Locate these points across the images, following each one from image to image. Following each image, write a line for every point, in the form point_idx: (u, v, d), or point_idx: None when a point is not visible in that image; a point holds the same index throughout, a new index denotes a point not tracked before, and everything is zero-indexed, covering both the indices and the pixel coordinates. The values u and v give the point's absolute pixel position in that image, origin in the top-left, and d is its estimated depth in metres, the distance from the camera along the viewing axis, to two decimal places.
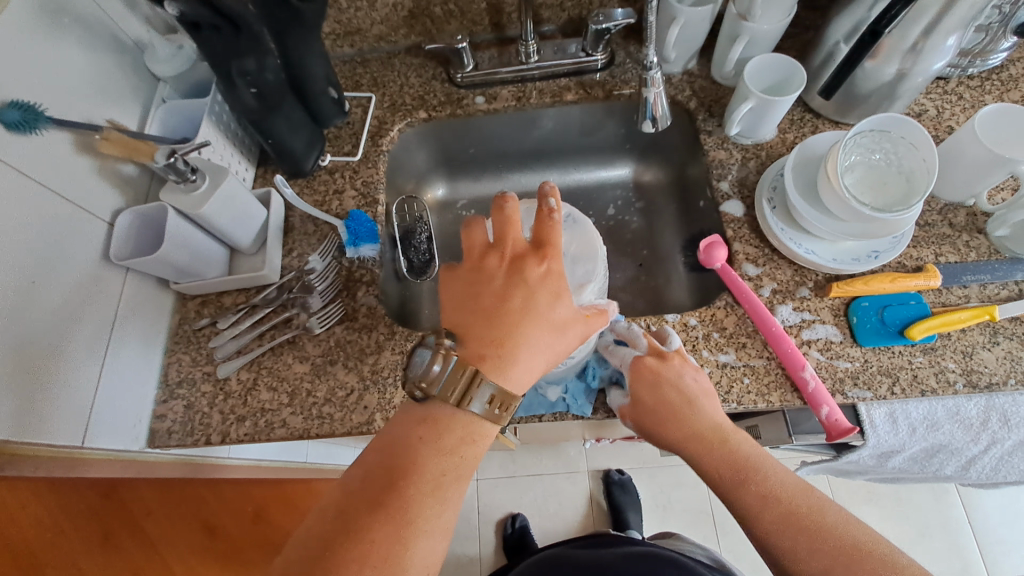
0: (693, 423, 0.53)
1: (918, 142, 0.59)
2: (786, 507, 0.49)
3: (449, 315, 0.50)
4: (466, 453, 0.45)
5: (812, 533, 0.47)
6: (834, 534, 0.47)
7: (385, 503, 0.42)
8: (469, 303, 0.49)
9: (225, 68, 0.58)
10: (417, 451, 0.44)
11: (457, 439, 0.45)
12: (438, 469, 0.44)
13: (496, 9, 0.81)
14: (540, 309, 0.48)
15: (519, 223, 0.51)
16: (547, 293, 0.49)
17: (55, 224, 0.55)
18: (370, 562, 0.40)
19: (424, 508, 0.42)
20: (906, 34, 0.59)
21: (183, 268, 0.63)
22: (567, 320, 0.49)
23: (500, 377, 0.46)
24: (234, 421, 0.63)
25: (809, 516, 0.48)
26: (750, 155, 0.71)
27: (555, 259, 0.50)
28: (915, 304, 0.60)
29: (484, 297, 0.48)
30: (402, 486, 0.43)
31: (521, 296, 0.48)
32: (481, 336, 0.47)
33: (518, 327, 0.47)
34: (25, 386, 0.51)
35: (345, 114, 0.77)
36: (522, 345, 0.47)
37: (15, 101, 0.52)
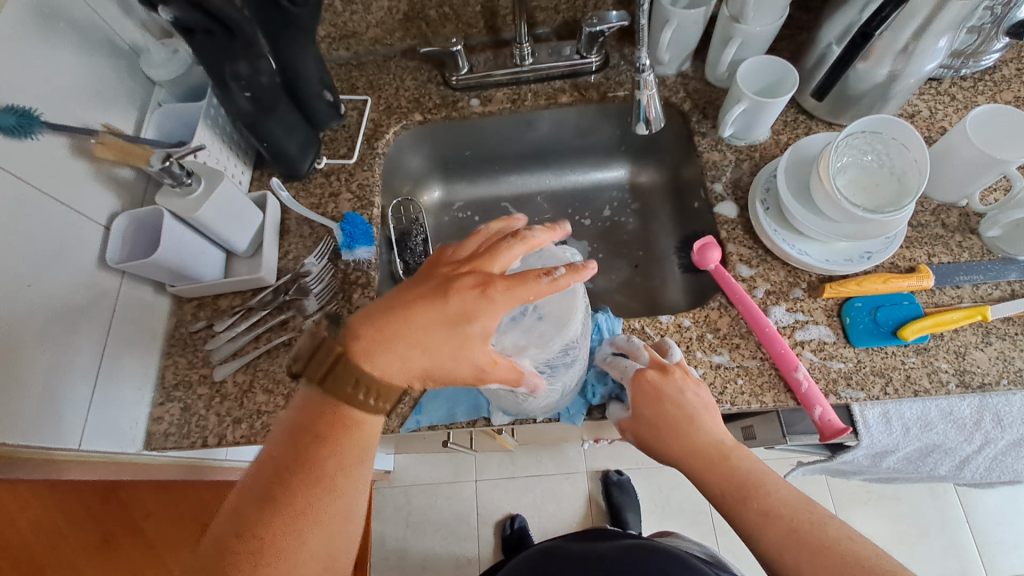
0: (688, 442, 0.54)
1: (910, 143, 0.59)
2: (786, 523, 0.48)
3: (381, 300, 0.47)
4: (346, 441, 0.46)
5: (813, 550, 0.47)
6: (835, 551, 0.46)
7: (277, 497, 0.44)
8: (397, 297, 0.47)
9: (219, 72, 0.59)
10: (298, 445, 0.45)
11: (345, 433, 0.46)
12: (320, 460, 0.45)
13: (491, 12, 0.81)
14: (431, 325, 0.45)
15: (499, 257, 0.48)
16: (461, 311, 0.45)
17: (50, 228, 0.56)
18: (269, 552, 0.43)
19: (317, 498, 0.44)
20: (897, 36, 0.59)
21: (179, 271, 0.64)
22: (460, 342, 0.45)
23: (378, 370, 0.45)
24: (230, 423, 0.63)
25: (809, 530, 0.48)
26: (743, 156, 0.71)
27: (487, 295, 0.45)
28: (908, 305, 0.60)
29: (411, 295, 0.46)
30: (290, 479, 0.44)
31: (439, 314, 0.45)
32: (379, 321, 0.46)
33: (411, 326, 0.45)
34: (20, 390, 0.51)
35: (341, 117, 0.78)
36: (402, 344, 0.45)
37: (10, 107, 0.52)
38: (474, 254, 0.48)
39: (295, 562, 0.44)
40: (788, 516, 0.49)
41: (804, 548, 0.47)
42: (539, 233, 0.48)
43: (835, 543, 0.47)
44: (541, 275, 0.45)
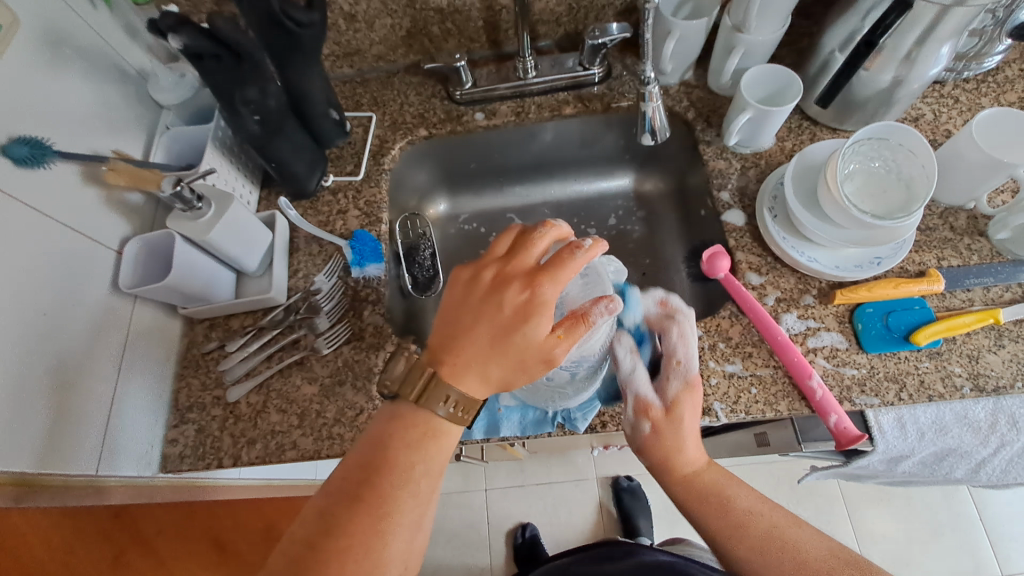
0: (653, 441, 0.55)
1: (916, 149, 0.59)
2: (752, 532, 0.52)
3: (442, 318, 0.48)
4: (432, 449, 0.46)
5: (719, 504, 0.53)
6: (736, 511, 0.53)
7: (363, 496, 0.44)
8: (456, 312, 0.48)
9: (228, 96, 0.59)
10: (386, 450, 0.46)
11: (428, 442, 0.46)
12: (409, 462, 0.45)
13: (494, 26, 0.82)
14: (494, 326, 0.46)
15: (534, 248, 0.49)
16: (522, 311, 0.46)
17: (63, 254, 0.56)
18: (351, 558, 0.42)
19: (403, 491, 0.44)
20: (899, 44, 0.60)
21: (192, 293, 0.64)
22: (522, 335, 0.46)
23: (465, 384, 0.46)
24: (244, 444, 0.63)
25: (750, 521, 0.52)
26: (749, 164, 0.71)
27: (545, 289, 0.46)
28: (919, 309, 0.61)
29: (467, 309, 0.47)
30: (379, 480, 0.44)
31: (500, 322, 0.46)
32: (447, 340, 0.47)
33: (477, 329, 0.46)
34: (41, 418, 0.52)
35: (347, 134, 0.78)
36: (464, 354, 0.46)
37: (23, 137, 0.53)
38: (509, 253, 0.50)
39: (375, 566, 0.42)
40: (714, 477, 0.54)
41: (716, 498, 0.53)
42: (587, 243, 0.48)
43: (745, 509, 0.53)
44: (573, 250, 0.47)
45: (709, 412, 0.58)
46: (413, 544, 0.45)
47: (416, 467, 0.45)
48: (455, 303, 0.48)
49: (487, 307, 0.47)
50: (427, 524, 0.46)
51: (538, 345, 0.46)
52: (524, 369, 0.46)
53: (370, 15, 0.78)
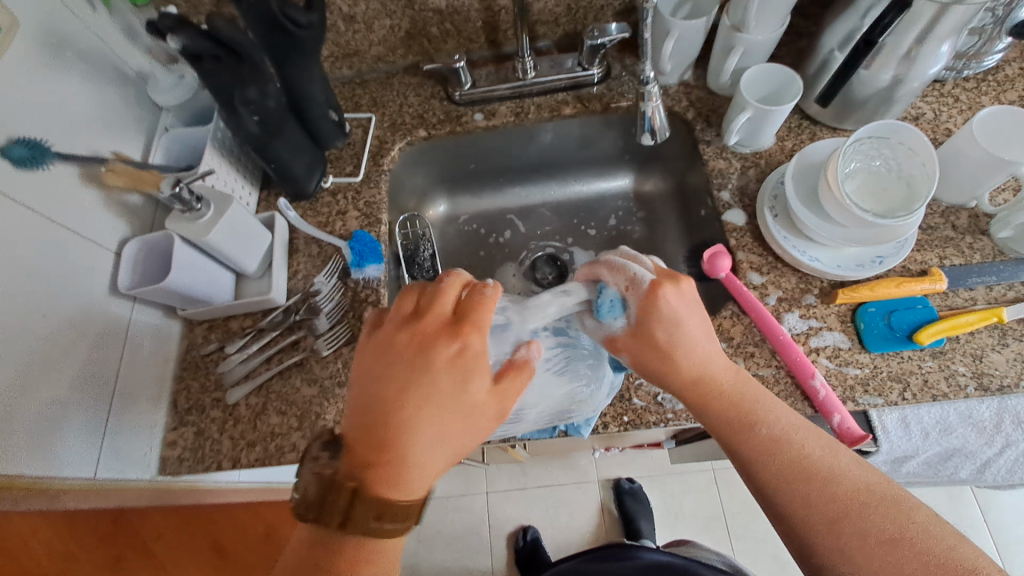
0: (679, 374, 0.50)
1: (918, 147, 0.59)
2: (793, 455, 0.47)
3: (358, 401, 0.45)
4: (379, 549, 0.43)
5: (748, 432, 0.48)
6: (766, 438, 0.48)
7: None
8: (377, 386, 0.44)
9: (227, 97, 0.59)
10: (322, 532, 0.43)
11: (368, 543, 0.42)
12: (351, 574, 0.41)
13: (492, 27, 0.82)
14: (434, 391, 0.43)
15: (444, 301, 0.48)
16: (431, 379, 0.44)
17: (63, 256, 0.56)
18: None
19: (361, 563, 0.42)
20: (899, 41, 0.59)
21: (191, 295, 0.64)
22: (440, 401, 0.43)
23: (394, 486, 0.42)
24: (244, 446, 0.63)
25: (787, 447, 0.47)
26: (750, 163, 0.71)
27: (474, 338, 0.45)
28: (922, 308, 0.60)
29: (392, 380, 0.44)
30: None
31: (409, 399, 0.43)
32: (374, 428, 0.43)
33: (388, 427, 0.42)
34: (41, 420, 0.52)
35: (346, 135, 0.78)
36: (393, 440, 0.42)
37: (21, 138, 0.53)
38: (416, 311, 0.48)
39: None
40: (734, 405, 0.49)
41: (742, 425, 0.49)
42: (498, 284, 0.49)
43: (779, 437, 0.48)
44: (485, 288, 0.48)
45: None
46: None
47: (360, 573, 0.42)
48: (373, 376, 0.45)
49: (415, 375, 0.44)
50: None
51: (482, 399, 0.44)
52: (474, 427, 0.45)
53: (368, 16, 0.77)
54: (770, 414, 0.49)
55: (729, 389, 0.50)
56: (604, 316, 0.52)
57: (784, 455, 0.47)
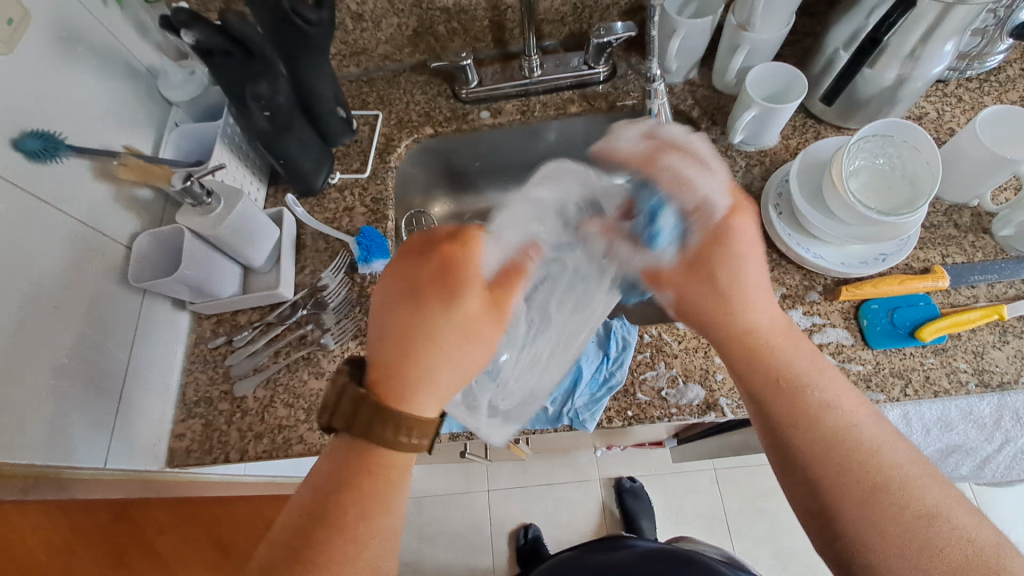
0: (744, 325, 0.50)
1: (922, 146, 0.60)
2: (827, 425, 0.44)
3: (381, 328, 0.48)
4: (383, 485, 0.44)
5: (788, 393, 0.46)
6: (807, 404, 0.45)
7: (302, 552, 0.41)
8: (402, 310, 0.47)
9: (240, 92, 0.60)
10: (336, 469, 0.44)
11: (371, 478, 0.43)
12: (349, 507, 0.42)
13: (499, 25, 0.82)
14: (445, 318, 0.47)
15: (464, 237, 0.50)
16: (437, 315, 0.47)
17: (75, 248, 0.57)
18: None
19: (371, 486, 0.43)
20: (903, 41, 0.60)
21: (201, 288, 0.64)
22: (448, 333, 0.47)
23: (418, 404, 0.45)
24: (252, 437, 0.63)
25: (824, 416, 0.45)
26: (754, 161, 0.72)
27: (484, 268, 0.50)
28: (924, 305, 0.61)
29: (416, 305, 0.47)
30: (314, 531, 0.42)
31: (418, 336, 0.46)
32: (399, 351, 0.46)
33: (411, 357, 0.46)
34: (51, 410, 0.52)
35: (354, 133, 0.78)
36: (416, 361, 0.46)
37: (34, 131, 0.53)
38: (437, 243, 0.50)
39: None
40: (775, 367, 0.48)
41: (783, 387, 0.47)
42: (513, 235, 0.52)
43: (817, 403, 0.45)
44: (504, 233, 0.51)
45: (714, 408, 0.60)
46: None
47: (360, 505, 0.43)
48: (395, 299, 0.48)
49: (431, 300, 0.47)
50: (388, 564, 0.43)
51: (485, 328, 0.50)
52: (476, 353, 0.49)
53: (377, 14, 0.78)
54: (818, 375, 0.47)
55: (783, 351, 0.49)
56: (660, 243, 0.57)
57: (825, 422, 0.44)
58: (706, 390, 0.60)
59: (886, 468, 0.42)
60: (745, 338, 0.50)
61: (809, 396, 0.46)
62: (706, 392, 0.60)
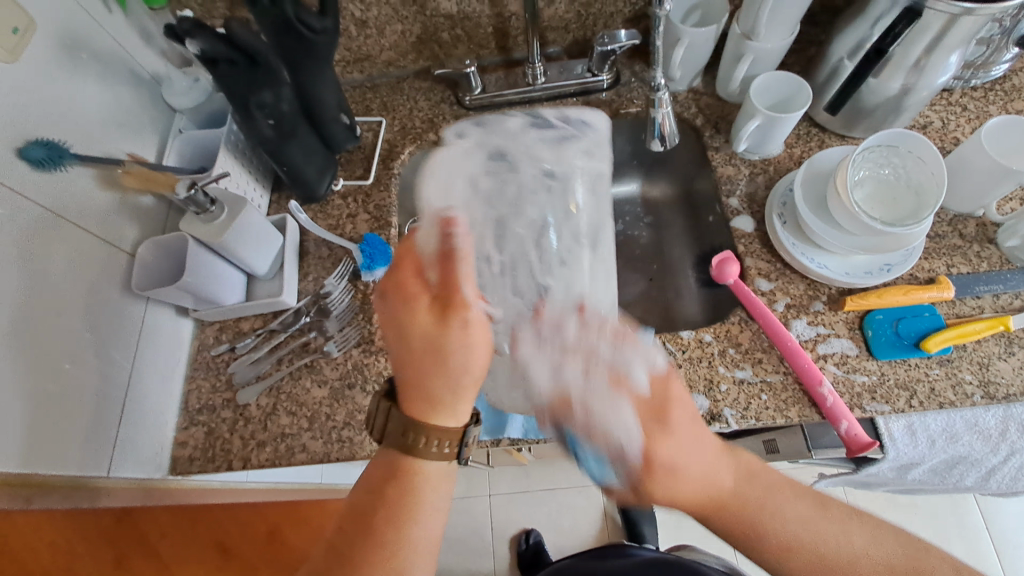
0: (682, 497, 0.49)
1: (926, 156, 0.59)
2: (761, 533, 0.48)
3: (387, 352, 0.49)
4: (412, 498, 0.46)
5: (719, 514, 0.49)
6: (737, 517, 0.49)
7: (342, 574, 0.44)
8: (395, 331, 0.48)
9: (243, 101, 0.60)
10: (373, 483, 0.47)
11: (404, 486, 0.46)
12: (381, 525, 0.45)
13: (503, 32, 0.82)
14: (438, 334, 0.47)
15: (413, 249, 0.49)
16: (434, 326, 0.47)
17: (80, 256, 0.57)
18: None
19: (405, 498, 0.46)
20: (908, 52, 0.60)
21: (203, 296, 0.64)
22: (454, 339, 0.47)
23: (449, 411, 0.48)
24: (254, 446, 0.63)
25: (755, 525, 0.48)
26: (758, 170, 0.72)
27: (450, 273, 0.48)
28: (929, 316, 0.61)
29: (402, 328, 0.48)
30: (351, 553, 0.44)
31: (424, 351, 0.47)
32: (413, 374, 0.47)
33: (431, 372, 0.47)
34: (55, 419, 0.52)
35: (357, 138, 0.78)
36: (425, 381, 0.47)
37: (38, 140, 0.53)
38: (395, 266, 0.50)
39: None
40: (706, 505, 0.49)
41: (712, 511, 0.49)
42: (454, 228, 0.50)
43: (743, 516, 0.49)
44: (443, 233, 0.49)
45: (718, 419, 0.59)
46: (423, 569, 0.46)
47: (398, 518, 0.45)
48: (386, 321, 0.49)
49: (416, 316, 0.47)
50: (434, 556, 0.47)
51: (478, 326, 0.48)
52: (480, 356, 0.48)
53: (381, 21, 0.78)
54: (746, 500, 0.49)
55: (695, 485, 0.49)
56: None
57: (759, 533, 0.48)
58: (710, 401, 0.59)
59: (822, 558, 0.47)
60: (665, 483, 0.48)
61: (740, 511, 0.49)
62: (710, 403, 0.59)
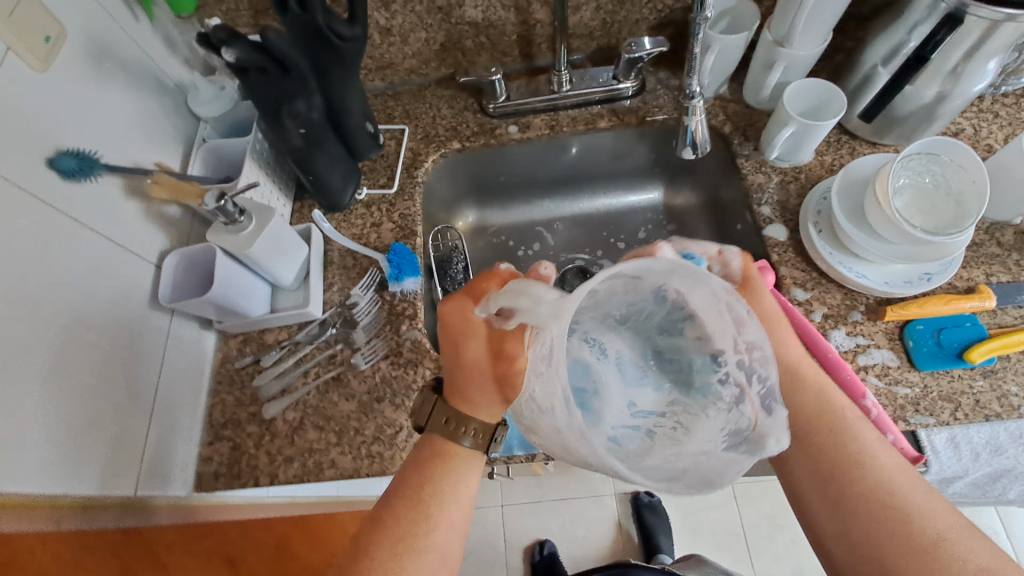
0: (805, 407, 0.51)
1: (967, 164, 0.59)
2: (869, 473, 0.47)
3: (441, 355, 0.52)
4: (439, 467, 0.50)
5: (836, 439, 0.49)
6: (846, 445, 0.48)
7: (384, 519, 0.48)
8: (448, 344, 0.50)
9: (274, 110, 0.59)
10: (420, 454, 0.51)
11: (443, 464, 0.50)
12: (420, 484, 0.49)
13: (527, 40, 0.81)
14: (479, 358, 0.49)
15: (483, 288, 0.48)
16: (482, 358, 0.49)
17: (108, 269, 0.56)
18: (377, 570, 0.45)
19: (431, 470, 0.50)
20: (946, 59, 0.59)
21: (230, 308, 0.63)
22: (493, 372, 0.49)
23: (483, 414, 0.51)
24: (281, 462, 0.62)
25: (863, 465, 0.47)
26: (789, 178, 0.71)
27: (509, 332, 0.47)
28: (971, 326, 0.59)
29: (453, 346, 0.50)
30: (397, 504, 0.48)
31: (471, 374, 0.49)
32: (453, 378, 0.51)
33: (470, 387, 0.50)
34: (86, 437, 0.51)
35: (380, 146, 0.78)
36: (456, 384, 0.51)
37: (69, 150, 0.52)
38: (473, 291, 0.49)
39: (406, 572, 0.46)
40: (824, 428, 0.49)
41: (827, 433, 0.49)
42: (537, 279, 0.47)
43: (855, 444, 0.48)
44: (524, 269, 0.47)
45: None
46: (443, 540, 0.48)
47: (441, 487, 0.49)
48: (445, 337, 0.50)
49: (471, 343, 0.48)
50: (455, 523, 0.49)
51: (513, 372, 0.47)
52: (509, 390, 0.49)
53: (405, 29, 0.77)
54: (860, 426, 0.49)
55: (825, 399, 0.51)
56: None
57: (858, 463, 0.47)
58: None
59: (920, 519, 0.44)
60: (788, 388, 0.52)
61: (840, 434, 0.49)
62: None
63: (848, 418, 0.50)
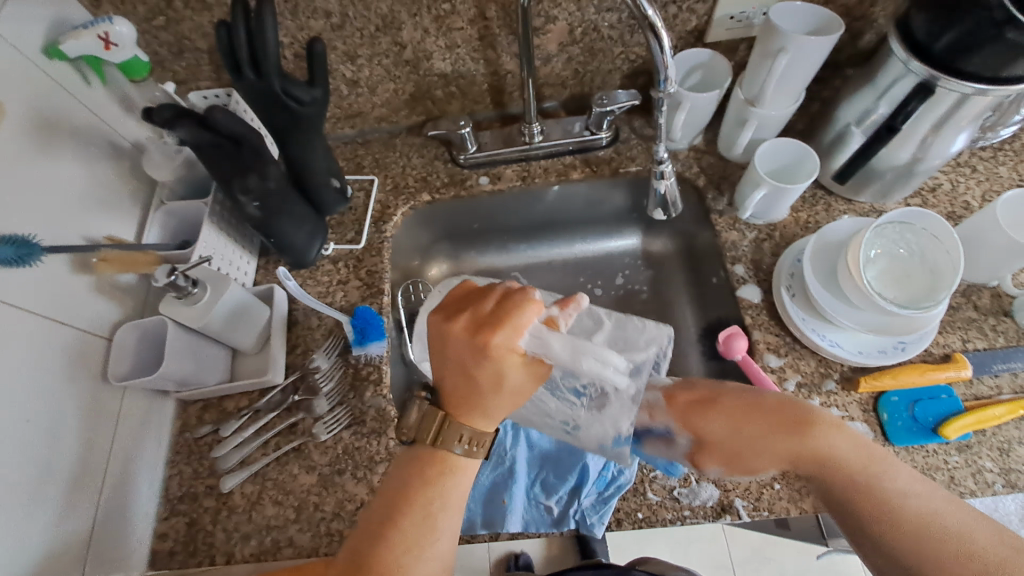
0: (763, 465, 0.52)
1: (941, 235, 0.57)
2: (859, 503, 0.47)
3: (443, 369, 0.46)
4: (445, 482, 0.46)
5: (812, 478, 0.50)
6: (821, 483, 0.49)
7: (387, 534, 0.44)
8: (465, 365, 0.44)
9: (227, 182, 0.57)
10: (417, 464, 0.47)
11: (446, 475, 0.46)
12: (427, 497, 0.45)
13: (498, 89, 0.80)
14: (507, 377, 0.44)
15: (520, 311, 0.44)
16: (525, 380, 0.45)
17: (52, 350, 0.54)
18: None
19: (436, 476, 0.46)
20: (916, 127, 0.58)
21: (185, 378, 0.61)
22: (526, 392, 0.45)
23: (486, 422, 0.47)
24: (238, 539, 0.59)
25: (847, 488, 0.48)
26: (764, 235, 0.69)
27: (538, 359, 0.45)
28: (947, 398, 0.58)
29: (474, 369, 0.44)
30: (399, 518, 0.45)
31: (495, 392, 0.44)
32: (464, 392, 0.45)
33: (489, 404, 0.45)
34: (23, 531, 0.49)
35: (348, 200, 0.75)
36: (466, 399, 0.45)
37: (6, 237, 0.49)
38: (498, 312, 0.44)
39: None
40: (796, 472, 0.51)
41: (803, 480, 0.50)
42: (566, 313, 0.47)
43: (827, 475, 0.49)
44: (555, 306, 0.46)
45: (729, 511, 0.56)
46: (441, 547, 0.46)
47: (449, 499, 0.46)
48: (462, 356, 0.44)
49: (500, 364, 0.43)
50: (445, 528, 0.46)
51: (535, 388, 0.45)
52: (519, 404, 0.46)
53: (373, 80, 0.75)
54: (815, 453, 0.49)
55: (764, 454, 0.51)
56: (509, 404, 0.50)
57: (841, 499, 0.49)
58: (720, 490, 0.57)
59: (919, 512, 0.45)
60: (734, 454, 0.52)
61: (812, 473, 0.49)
62: (720, 493, 0.56)
63: (807, 457, 0.49)
